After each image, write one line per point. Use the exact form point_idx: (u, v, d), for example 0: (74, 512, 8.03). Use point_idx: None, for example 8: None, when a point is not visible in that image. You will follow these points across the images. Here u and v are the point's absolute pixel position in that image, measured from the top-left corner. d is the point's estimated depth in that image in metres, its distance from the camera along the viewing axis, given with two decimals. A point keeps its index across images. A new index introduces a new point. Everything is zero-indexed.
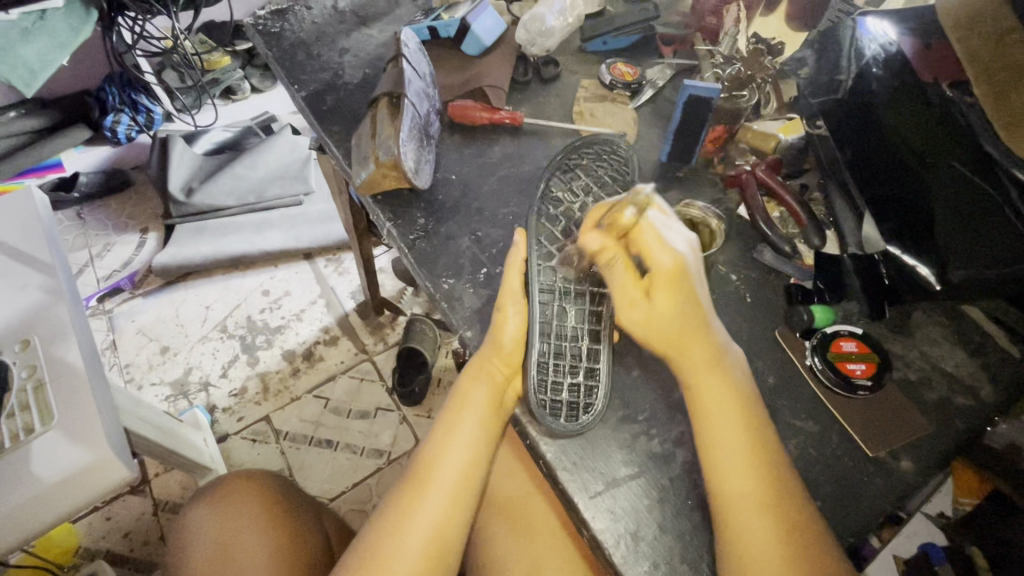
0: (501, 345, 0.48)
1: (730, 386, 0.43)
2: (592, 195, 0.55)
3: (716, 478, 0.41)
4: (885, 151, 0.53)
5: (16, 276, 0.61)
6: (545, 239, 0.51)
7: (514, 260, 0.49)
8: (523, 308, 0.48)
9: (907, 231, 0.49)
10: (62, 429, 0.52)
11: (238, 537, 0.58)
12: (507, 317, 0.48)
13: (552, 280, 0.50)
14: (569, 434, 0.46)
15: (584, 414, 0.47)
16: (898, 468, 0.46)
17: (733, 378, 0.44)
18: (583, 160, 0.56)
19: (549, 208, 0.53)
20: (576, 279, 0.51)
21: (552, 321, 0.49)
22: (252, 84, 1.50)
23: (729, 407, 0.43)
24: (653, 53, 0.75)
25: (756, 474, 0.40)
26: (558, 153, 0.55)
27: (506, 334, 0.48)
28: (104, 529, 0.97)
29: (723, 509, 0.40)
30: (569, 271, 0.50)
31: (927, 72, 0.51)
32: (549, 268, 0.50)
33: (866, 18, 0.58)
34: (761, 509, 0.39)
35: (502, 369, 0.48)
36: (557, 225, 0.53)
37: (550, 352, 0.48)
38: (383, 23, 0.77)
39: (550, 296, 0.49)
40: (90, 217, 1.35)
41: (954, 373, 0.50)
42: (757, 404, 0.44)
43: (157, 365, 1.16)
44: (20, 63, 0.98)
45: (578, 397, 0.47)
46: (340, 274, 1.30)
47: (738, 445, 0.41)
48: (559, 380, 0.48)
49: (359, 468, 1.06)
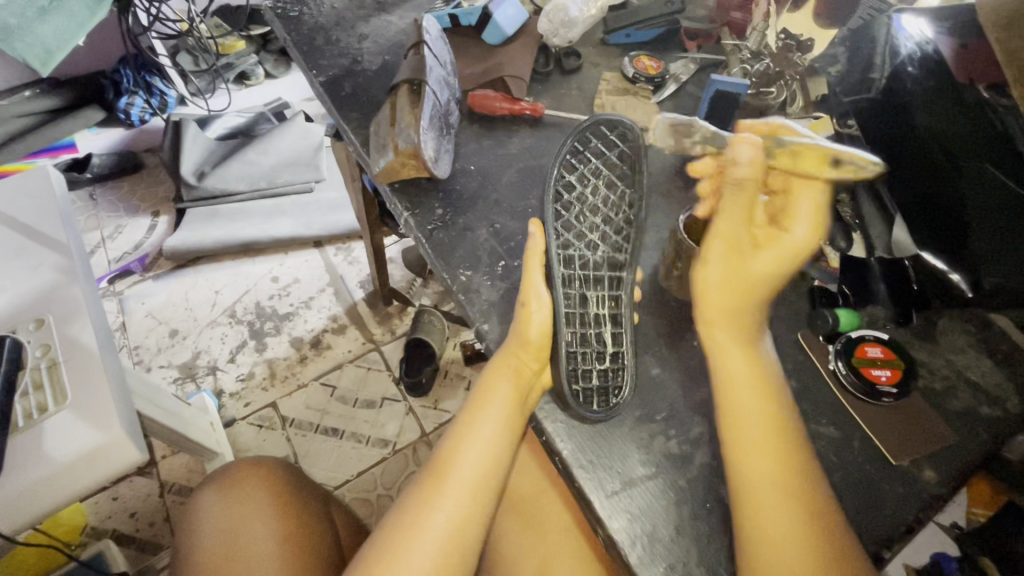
0: (528, 339, 0.47)
1: (751, 359, 0.43)
2: (602, 179, 0.53)
3: (742, 478, 0.39)
4: (917, 151, 0.51)
5: (31, 255, 0.61)
6: (560, 228, 0.51)
7: (535, 253, 0.49)
8: (549, 299, 0.48)
9: (941, 236, 0.49)
10: (73, 409, 0.52)
11: (248, 523, 0.58)
12: (535, 309, 0.47)
13: (572, 269, 0.50)
14: (599, 420, 0.46)
15: (615, 398, 0.47)
16: (921, 478, 0.45)
17: (758, 356, 0.43)
18: (592, 143, 0.54)
19: (563, 194, 0.52)
20: (594, 264, 0.51)
21: (577, 309, 0.49)
22: (266, 70, 1.47)
23: (751, 385, 0.42)
24: (676, 48, 0.74)
25: (779, 455, 0.39)
26: (569, 136, 0.53)
27: (532, 328, 0.47)
28: (111, 508, 0.98)
29: (749, 495, 0.39)
30: (585, 258, 0.51)
31: (962, 72, 0.49)
32: (568, 257, 0.50)
33: (903, 16, 0.57)
34: (777, 493, 0.38)
35: (531, 364, 0.47)
36: (570, 210, 0.51)
37: (577, 342, 0.48)
38: (403, 9, 0.76)
39: (572, 283, 0.49)
40: (103, 198, 1.35)
41: (980, 383, 0.49)
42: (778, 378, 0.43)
43: (166, 348, 1.16)
44: (38, 43, 0.98)
45: (608, 381, 0.48)
46: (350, 263, 1.30)
47: (757, 421, 0.41)
48: (589, 367, 0.48)
49: (364, 458, 1.06)
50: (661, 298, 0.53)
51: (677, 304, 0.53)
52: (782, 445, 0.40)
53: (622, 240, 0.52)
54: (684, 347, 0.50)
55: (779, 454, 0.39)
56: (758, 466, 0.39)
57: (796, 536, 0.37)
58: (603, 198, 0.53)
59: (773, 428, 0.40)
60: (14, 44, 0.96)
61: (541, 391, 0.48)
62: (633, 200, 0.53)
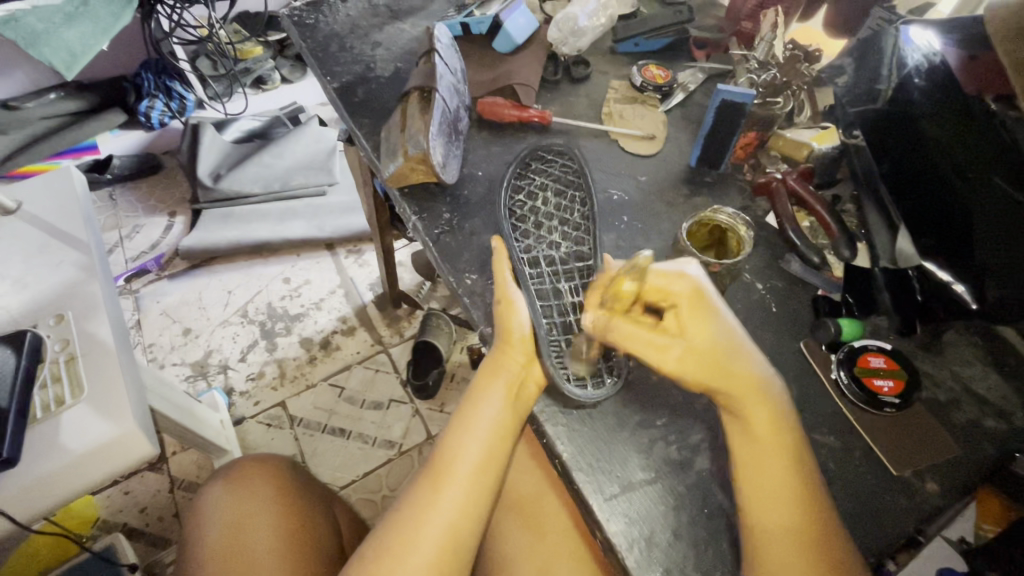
0: (510, 334, 0.48)
1: (773, 421, 0.42)
2: (551, 190, 0.57)
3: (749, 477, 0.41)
4: (925, 165, 0.52)
5: (53, 252, 0.63)
6: (520, 236, 0.53)
7: (501, 264, 0.50)
8: (523, 295, 0.49)
9: (946, 246, 0.50)
10: (89, 402, 0.54)
11: (253, 519, 0.59)
12: (516, 305, 0.48)
13: (539, 268, 0.51)
14: (596, 402, 0.47)
15: (609, 376, 0.49)
16: (923, 490, 0.45)
17: (777, 411, 0.43)
18: (534, 164, 0.58)
19: (517, 211, 0.55)
20: (562, 260, 0.52)
21: (552, 302, 0.50)
22: (282, 75, 1.51)
23: (772, 446, 0.41)
24: (685, 58, 0.75)
25: (799, 499, 0.40)
26: (512, 165, 0.57)
27: (515, 323, 0.48)
28: (122, 502, 1.00)
29: (757, 547, 0.40)
30: (551, 258, 0.52)
31: (971, 83, 0.48)
32: (533, 258, 0.52)
33: (911, 27, 0.57)
34: (788, 491, 0.40)
35: (520, 358, 0.48)
36: (526, 222, 0.54)
37: (558, 331, 0.49)
38: (416, 17, 0.78)
39: (541, 280, 0.51)
40: (122, 199, 1.38)
41: (986, 397, 0.49)
42: (796, 433, 0.42)
43: (179, 346, 1.18)
44: (64, 49, 1.01)
45: (598, 362, 0.49)
46: (360, 266, 1.32)
47: (781, 488, 0.40)
48: (576, 354, 0.49)
49: (370, 458, 1.07)
50: None
51: None
52: (805, 511, 0.40)
53: (582, 235, 0.54)
54: None
55: (800, 521, 0.39)
56: (780, 508, 0.40)
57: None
58: (555, 203, 0.55)
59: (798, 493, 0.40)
60: (37, 46, 0.98)
61: (536, 390, 0.48)
62: (584, 199, 0.56)
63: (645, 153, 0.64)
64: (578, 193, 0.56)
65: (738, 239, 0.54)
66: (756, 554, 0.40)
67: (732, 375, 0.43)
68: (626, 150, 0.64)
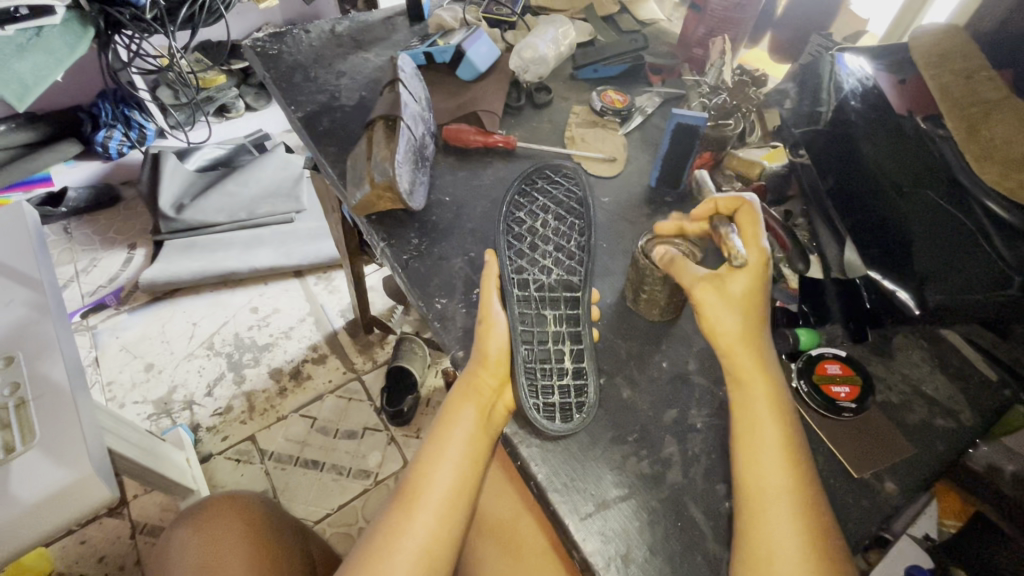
0: (487, 357, 0.48)
1: (760, 357, 0.45)
2: (551, 213, 0.57)
3: (746, 468, 0.42)
4: (864, 182, 0.55)
5: (2, 291, 0.60)
6: (514, 255, 0.54)
7: (489, 279, 0.51)
8: (506, 317, 0.50)
9: (887, 259, 0.52)
10: (42, 448, 0.52)
11: (218, 559, 0.57)
12: (496, 325, 0.49)
13: (528, 291, 0.52)
14: (564, 436, 0.47)
15: (577, 413, 0.48)
16: (883, 490, 0.47)
17: (783, 406, 0.44)
18: (538, 184, 0.59)
19: (515, 228, 0.56)
20: (550, 286, 0.53)
21: (535, 328, 0.51)
22: (246, 102, 1.50)
23: (760, 379, 0.44)
24: (642, 82, 0.78)
25: (793, 494, 0.40)
26: (516, 181, 0.59)
27: (491, 347, 0.49)
28: (79, 553, 0.94)
29: (746, 477, 0.42)
30: (539, 282, 0.53)
31: (902, 105, 0.54)
32: (523, 280, 0.53)
33: (844, 55, 0.61)
34: (784, 487, 0.40)
35: (492, 381, 0.48)
36: (523, 242, 0.55)
37: (536, 358, 0.50)
38: (380, 47, 0.79)
39: (528, 303, 0.51)
40: (78, 232, 1.34)
41: (934, 397, 0.51)
42: (775, 367, 0.45)
43: (140, 383, 1.14)
44: (14, 78, 0.96)
45: (569, 397, 0.49)
46: (330, 292, 1.30)
47: (768, 417, 0.43)
48: (549, 384, 0.49)
49: (345, 490, 1.04)
50: (628, 320, 0.55)
51: (645, 326, 0.55)
52: (804, 512, 0.39)
53: (576, 265, 0.54)
54: (653, 368, 0.52)
55: (790, 479, 0.40)
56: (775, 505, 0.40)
57: (797, 545, 0.38)
58: (554, 227, 0.56)
59: (780, 418, 0.43)
60: None
61: (505, 414, 0.48)
62: (583, 228, 0.56)
63: (607, 175, 0.67)
64: (578, 221, 0.57)
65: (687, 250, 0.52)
66: (752, 557, 0.39)
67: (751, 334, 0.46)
68: (591, 172, 0.66)
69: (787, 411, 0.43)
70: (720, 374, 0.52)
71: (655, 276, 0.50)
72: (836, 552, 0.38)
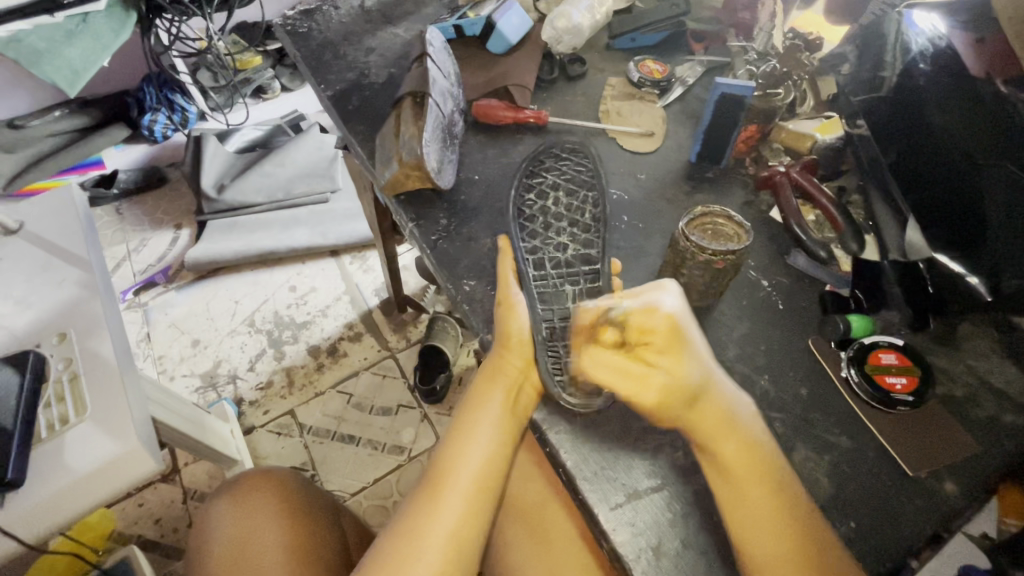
0: (509, 338, 0.47)
1: (720, 403, 0.43)
2: (561, 189, 0.55)
3: (733, 496, 0.40)
4: (934, 155, 0.50)
5: (55, 271, 0.63)
6: (527, 236, 0.52)
7: (504, 266, 0.50)
8: (526, 298, 0.49)
9: (956, 237, 0.48)
10: (94, 420, 0.54)
11: (255, 533, 0.59)
12: (517, 309, 0.48)
13: (545, 270, 0.50)
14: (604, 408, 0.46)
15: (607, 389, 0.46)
16: (941, 490, 0.43)
17: (749, 438, 0.42)
18: (548, 163, 0.58)
19: (526, 211, 0.54)
20: (567, 262, 0.51)
21: (555, 305, 0.49)
22: (282, 83, 1.51)
23: (721, 421, 0.42)
24: (683, 50, 0.74)
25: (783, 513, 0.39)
26: (521, 165, 0.57)
27: (514, 327, 0.48)
28: (137, 514, 1.00)
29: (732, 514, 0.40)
30: (556, 259, 0.51)
31: (981, 67, 0.46)
32: (538, 260, 0.51)
33: (914, 10, 0.55)
34: (776, 517, 0.39)
35: (518, 362, 0.47)
36: (535, 222, 0.53)
37: (560, 336, 0.48)
38: (409, 21, 0.77)
39: (546, 282, 0.50)
40: (128, 212, 1.39)
41: (1004, 390, 0.47)
42: (735, 406, 0.44)
43: (188, 357, 1.19)
44: (66, 65, 1.03)
45: None
46: (365, 271, 1.32)
47: (738, 449, 0.42)
48: None
49: (379, 464, 1.07)
50: None
51: None
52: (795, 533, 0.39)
53: (592, 238, 0.52)
54: None
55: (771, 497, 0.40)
56: (762, 532, 0.39)
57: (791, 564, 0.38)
58: (565, 203, 0.54)
59: (749, 453, 0.41)
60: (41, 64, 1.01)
61: (534, 396, 0.47)
62: (596, 200, 0.54)
63: (643, 152, 0.63)
64: (591, 192, 0.55)
65: (734, 227, 0.51)
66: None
67: (682, 391, 0.42)
68: (626, 148, 0.63)
69: (756, 445, 0.42)
70: (761, 361, 0.49)
71: (696, 258, 0.48)
72: (821, 537, 0.39)
